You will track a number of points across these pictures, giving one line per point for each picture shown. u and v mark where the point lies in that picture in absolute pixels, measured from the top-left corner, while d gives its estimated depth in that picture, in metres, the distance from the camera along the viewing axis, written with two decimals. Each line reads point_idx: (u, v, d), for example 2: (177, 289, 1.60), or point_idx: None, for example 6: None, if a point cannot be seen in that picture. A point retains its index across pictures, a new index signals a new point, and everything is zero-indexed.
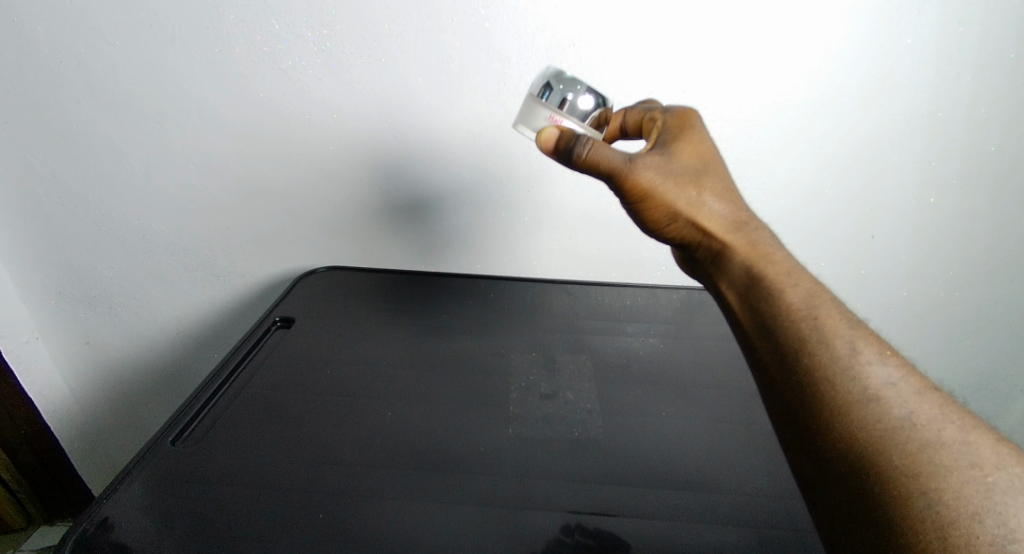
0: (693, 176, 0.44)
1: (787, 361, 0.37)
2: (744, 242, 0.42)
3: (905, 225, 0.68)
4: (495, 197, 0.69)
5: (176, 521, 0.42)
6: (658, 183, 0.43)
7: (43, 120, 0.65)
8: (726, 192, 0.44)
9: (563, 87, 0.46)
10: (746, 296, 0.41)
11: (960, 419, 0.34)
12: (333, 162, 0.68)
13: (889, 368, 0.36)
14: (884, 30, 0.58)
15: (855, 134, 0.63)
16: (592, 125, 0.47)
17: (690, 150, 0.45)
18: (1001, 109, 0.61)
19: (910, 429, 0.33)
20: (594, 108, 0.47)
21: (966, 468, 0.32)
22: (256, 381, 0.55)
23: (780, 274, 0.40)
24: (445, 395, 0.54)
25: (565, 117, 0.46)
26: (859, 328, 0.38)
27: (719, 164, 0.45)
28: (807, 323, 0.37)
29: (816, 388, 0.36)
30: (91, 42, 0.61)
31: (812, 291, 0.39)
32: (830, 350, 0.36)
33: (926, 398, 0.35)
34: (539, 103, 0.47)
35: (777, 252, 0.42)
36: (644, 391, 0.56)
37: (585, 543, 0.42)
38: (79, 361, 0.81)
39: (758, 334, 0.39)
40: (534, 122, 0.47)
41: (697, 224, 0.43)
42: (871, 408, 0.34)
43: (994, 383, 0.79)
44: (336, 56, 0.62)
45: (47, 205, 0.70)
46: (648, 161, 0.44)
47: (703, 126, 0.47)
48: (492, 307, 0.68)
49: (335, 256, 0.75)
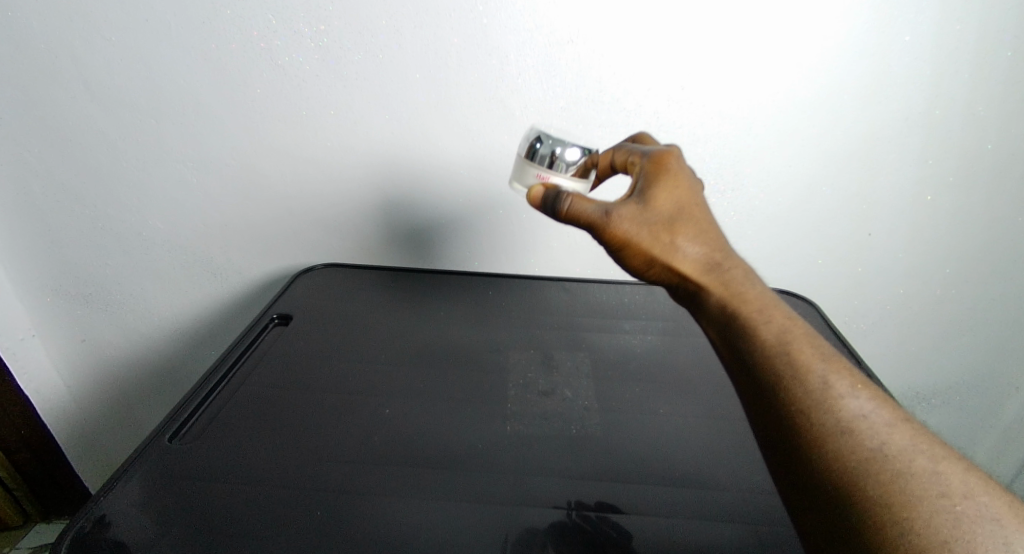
0: (668, 223, 0.43)
1: (763, 396, 0.37)
2: (720, 282, 0.42)
3: (902, 223, 0.68)
4: (494, 194, 0.69)
5: (174, 518, 0.42)
6: (634, 232, 0.43)
7: (38, 117, 0.65)
8: (702, 234, 0.43)
9: (549, 144, 0.48)
10: (724, 336, 0.40)
11: (929, 450, 0.34)
12: (330, 159, 0.68)
13: (862, 400, 0.36)
14: (881, 27, 0.58)
15: (852, 131, 0.63)
16: (579, 174, 0.49)
17: (666, 192, 0.44)
18: (996, 107, 0.61)
19: (881, 459, 0.34)
20: (580, 157, 0.48)
21: (936, 497, 0.32)
22: (255, 378, 0.55)
23: (753, 312, 0.40)
24: (444, 392, 0.54)
25: (553, 173, 0.49)
26: (832, 360, 0.38)
27: (696, 206, 0.44)
28: (781, 358, 0.37)
29: (791, 420, 0.36)
30: (86, 38, 0.61)
31: (785, 325, 0.39)
32: (803, 385, 0.36)
33: (897, 429, 0.35)
34: (528, 164, 0.49)
35: (752, 290, 0.41)
36: (643, 387, 0.56)
37: (583, 523, 0.43)
38: (76, 358, 0.81)
39: (737, 372, 0.39)
40: (525, 179, 0.50)
41: (675, 269, 0.43)
42: (845, 438, 0.34)
43: (989, 379, 0.79)
44: (334, 52, 0.62)
45: (43, 202, 0.70)
46: (623, 211, 0.44)
47: (681, 167, 0.46)
48: (490, 304, 0.68)
49: (333, 253, 0.75)
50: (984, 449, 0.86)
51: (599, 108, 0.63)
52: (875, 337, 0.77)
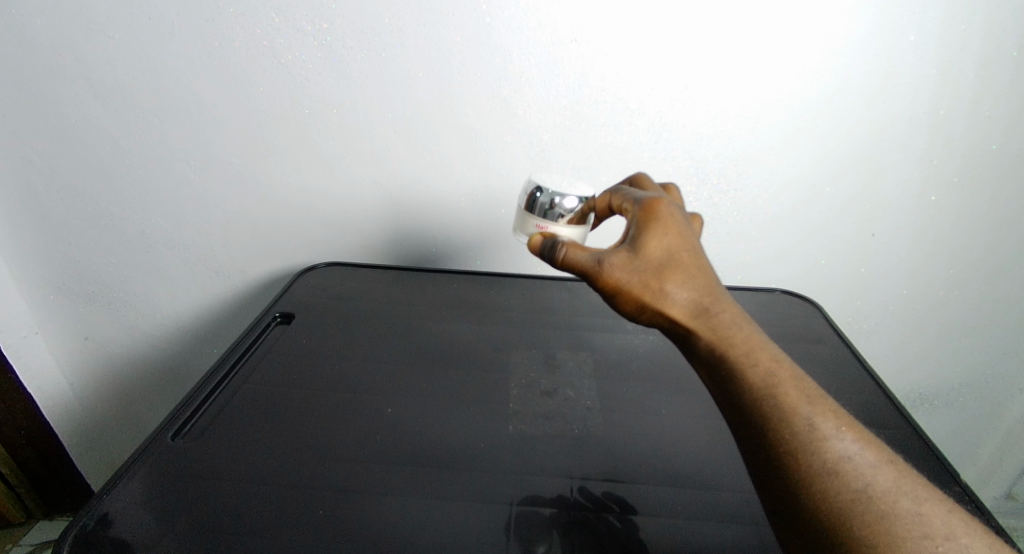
0: (659, 269, 0.42)
1: (753, 439, 0.37)
2: (708, 327, 0.40)
3: (906, 223, 0.68)
4: (496, 192, 0.69)
5: (178, 516, 0.42)
6: (625, 280, 0.42)
7: (41, 114, 0.65)
8: (694, 279, 0.42)
9: (547, 195, 0.51)
10: (714, 382, 0.40)
11: (912, 490, 0.35)
12: (332, 158, 0.68)
13: (847, 442, 0.36)
14: (887, 27, 0.58)
15: (857, 131, 0.63)
16: (577, 221, 0.51)
17: (657, 236, 0.43)
18: (1002, 108, 0.61)
19: (867, 500, 0.35)
20: (578, 204, 0.51)
21: (918, 539, 0.33)
22: (257, 377, 0.55)
23: (743, 360, 0.39)
24: (447, 391, 0.54)
25: (552, 223, 0.51)
26: (818, 402, 0.37)
27: (688, 250, 0.43)
28: (768, 402, 0.37)
29: (778, 460, 0.36)
30: (89, 35, 0.61)
31: (772, 368, 0.38)
32: (791, 429, 0.36)
33: (882, 469, 0.36)
34: (528, 215, 0.52)
35: (740, 332, 0.40)
36: (645, 387, 0.56)
37: (588, 505, 0.44)
38: (78, 356, 0.81)
39: (728, 416, 0.39)
40: (526, 229, 0.53)
41: (667, 316, 0.42)
42: (832, 479, 0.35)
43: (991, 381, 0.79)
44: (336, 50, 0.61)
45: (45, 200, 0.70)
46: (614, 259, 0.43)
47: (673, 209, 0.45)
48: (492, 303, 0.68)
49: (335, 252, 0.75)
50: (986, 451, 0.86)
51: (602, 107, 0.63)
52: (877, 338, 0.77)
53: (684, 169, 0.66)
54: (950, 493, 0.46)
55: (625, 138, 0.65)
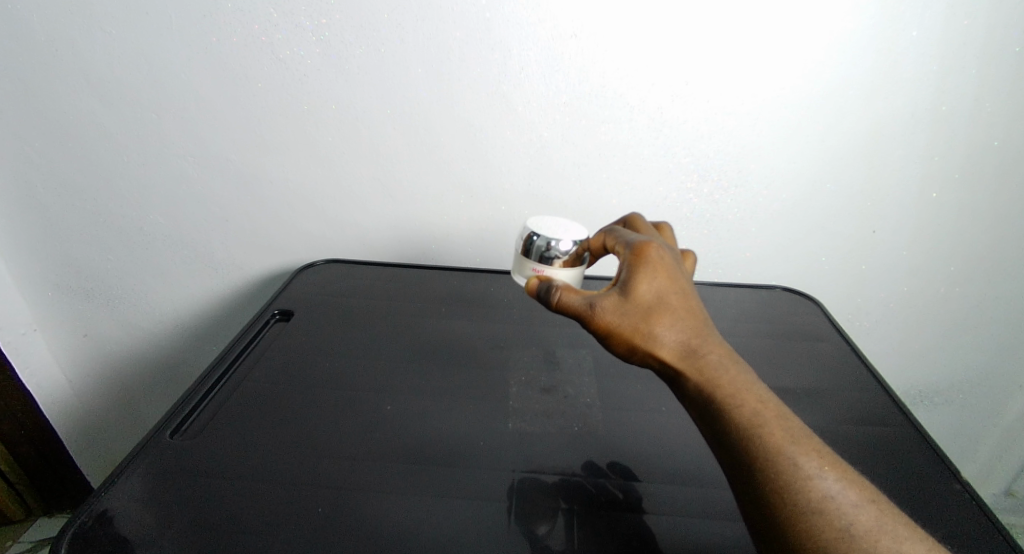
0: (648, 311, 0.42)
1: (740, 477, 0.38)
2: (695, 368, 0.40)
3: (907, 220, 0.68)
4: (496, 189, 0.69)
5: (175, 515, 0.42)
6: (615, 322, 0.42)
7: (39, 111, 0.64)
8: (684, 321, 0.42)
9: (543, 239, 0.50)
10: (704, 422, 0.40)
11: (892, 530, 0.35)
12: (330, 154, 0.67)
13: (830, 480, 0.36)
14: (888, 23, 0.57)
15: (858, 127, 0.63)
16: (572, 262, 0.50)
17: (647, 279, 0.42)
18: (1004, 104, 0.60)
19: (850, 538, 0.35)
20: (574, 245, 0.50)
21: None
22: (256, 375, 0.55)
23: (730, 402, 0.39)
24: (446, 389, 0.54)
25: (549, 266, 0.50)
26: (802, 441, 0.38)
27: (678, 293, 0.42)
28: (754, 442, 0.37)
29: (765, 499, 0.37)
30: (86, 30, 0.60)
31: (757, 408, 0.38)
32: (775, 469, 0.37)
33: (864, 509, 0.36)
34: (524, 260, 0.51)
35: (727, 373, 0.40)
36: (645, 385, 0.56)
37: (590, 492, 0.45)
38: (78, 353, 0.81)
39: (717, 455, 0.39)
40: (523, 273, 0.52)
41: (656, 358, 0.41)
42: (815, 519, 0.35)
43: (991, 378, 0.79)
44: (335, 46, 0.61)
45: (44, 197, 0.69)
46: (605, 303, 0.42)
47: (663, 250, 0.44)
48: (492, 301, 0.68)
49: (334, 249, 0.74)
50: (986, 448, 0.86)
51: (602, 102, 0.63)
52: (878, 336, 0.77)
53: (684, 166, 0.66)
54: (949, 492, 0.46)
55: (626, 135, 0.64)
